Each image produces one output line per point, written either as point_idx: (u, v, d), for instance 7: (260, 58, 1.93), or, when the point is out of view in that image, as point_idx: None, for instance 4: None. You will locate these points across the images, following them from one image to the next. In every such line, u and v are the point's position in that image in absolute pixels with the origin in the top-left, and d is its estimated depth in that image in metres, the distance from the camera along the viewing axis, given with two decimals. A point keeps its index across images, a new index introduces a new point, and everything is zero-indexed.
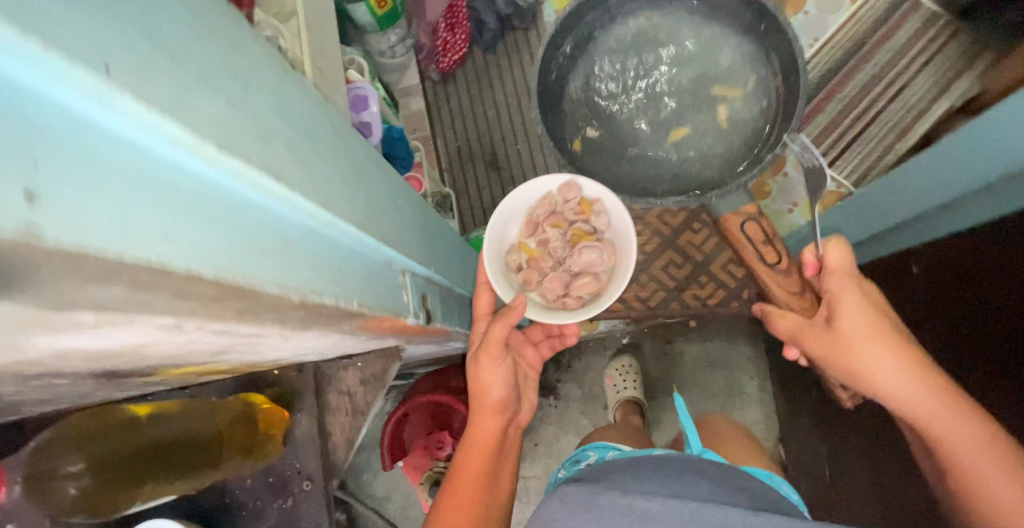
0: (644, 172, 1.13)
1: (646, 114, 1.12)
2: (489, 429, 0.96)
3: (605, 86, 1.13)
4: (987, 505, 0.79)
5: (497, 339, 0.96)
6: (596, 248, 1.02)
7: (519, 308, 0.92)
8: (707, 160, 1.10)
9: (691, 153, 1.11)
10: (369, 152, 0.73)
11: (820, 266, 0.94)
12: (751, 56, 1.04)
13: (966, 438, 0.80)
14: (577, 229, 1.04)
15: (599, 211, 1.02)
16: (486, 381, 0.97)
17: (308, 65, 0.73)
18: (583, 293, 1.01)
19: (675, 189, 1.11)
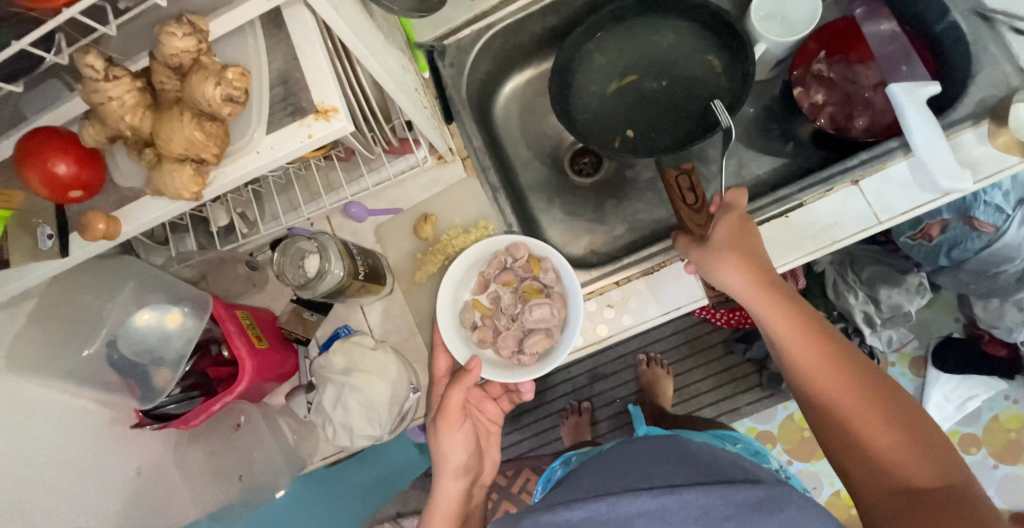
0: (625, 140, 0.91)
1: (616, 78, 0.92)
2: (453, 493, 0.74)
3: (594, 59, 0.91)
4: (867, 469, 0.57)
5: (454, 407, 0.73)
6: (546, 307, 0.76)
7: (476, 371, 0.73)
8: (683, 117, 0.90)
9: (656, 92, 0.91)
10: (356, 488, 1.02)
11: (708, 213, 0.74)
12: (706, 43, 0.88)
13: (827, 372, 0.61)
14: (528, 286, 0.79)
15: (549, 269, 0.77)
16: (441, 450, 0.74)
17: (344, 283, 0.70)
18: (542, 350, 0.76)
19: (642, 146, 0.90)
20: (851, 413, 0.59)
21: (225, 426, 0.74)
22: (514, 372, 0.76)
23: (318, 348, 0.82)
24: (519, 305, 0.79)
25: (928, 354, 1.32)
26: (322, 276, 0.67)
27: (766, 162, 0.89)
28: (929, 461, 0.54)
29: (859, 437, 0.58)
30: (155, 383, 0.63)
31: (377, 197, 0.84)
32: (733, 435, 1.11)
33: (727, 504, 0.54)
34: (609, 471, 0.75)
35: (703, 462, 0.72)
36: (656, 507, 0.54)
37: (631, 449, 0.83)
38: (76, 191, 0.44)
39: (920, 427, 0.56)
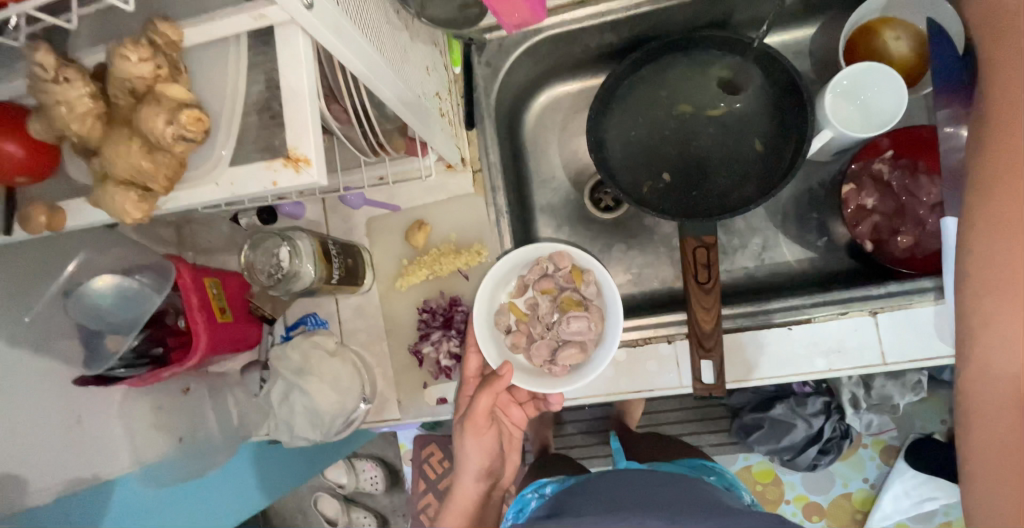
0: (660, 186, 0.83)
1: (663, 118, 0.84)
2: (472, 490, 0.75)
3: (645, 91, 0.83)
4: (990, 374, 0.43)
5: (483, 411, 0.73)
6: (582, 319, 0.73)
7: (506, 377, 0.71)
8: (731, 177, 0.81)
9: (708, 142, 0.82)
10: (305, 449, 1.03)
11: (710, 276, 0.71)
12: (769, 100, 0.80)
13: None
14: (566, 297, 0.77)
15: (590, 282, 0.74)
16: (464, 453, 0.76)
17: (326, 285, 0.69)
18: (575, 363, 0.73)
19: (679, 195, 0.81)
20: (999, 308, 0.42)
21: (173, 389, 0.75)
22: (545, 381, 0.73)
23: (284, 328, 0.81)
24: (555, 314, 0.77)
25: (903, 446, 1.29)
26: (294, 277, 0.64)
27: (793, 250, 0.84)
28: None
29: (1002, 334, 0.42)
30: (106, 348, 0.62)
31: (375, 189, 0.79)
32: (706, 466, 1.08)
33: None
34: (602, 498, 0.76)
35: (695, 494, 0.75)
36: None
37: (623, 477, 0.84)
38: (21, 176, 0.40)
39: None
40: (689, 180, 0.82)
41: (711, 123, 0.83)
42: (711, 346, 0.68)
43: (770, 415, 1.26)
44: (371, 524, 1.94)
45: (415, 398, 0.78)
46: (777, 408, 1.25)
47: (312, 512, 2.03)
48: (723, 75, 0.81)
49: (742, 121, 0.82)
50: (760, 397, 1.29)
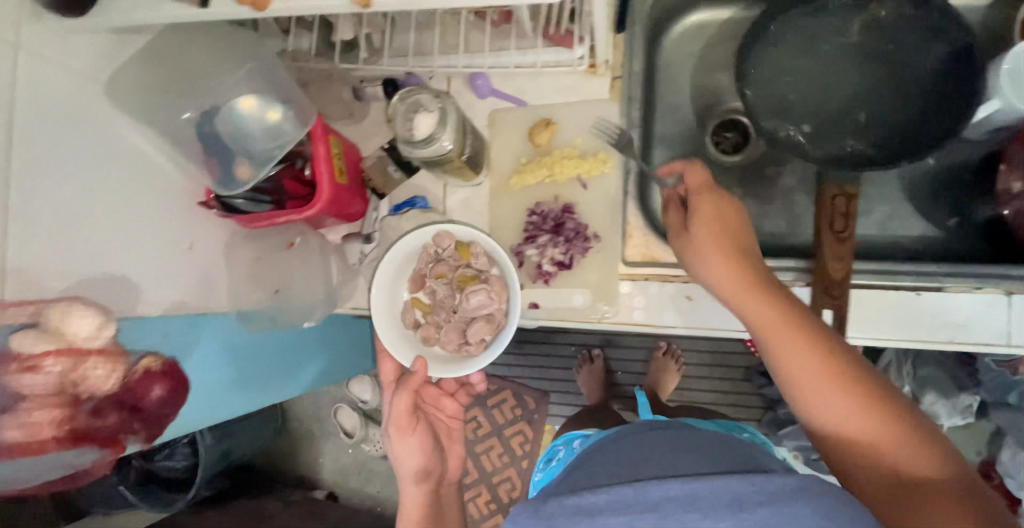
0: (796, 133, 0.79)
1: (814, 61, 0.79)
2: (416, 497, 0.72)
3: (804, 27, 0.77)
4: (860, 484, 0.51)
5: (404, 410, 0.72)
6: (481, 293, 0.71)
7: (420, 372, 0.70)
8: (874, 136, 0.77)
9: (853, 96, 0.78)
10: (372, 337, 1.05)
11: (837, 225, 0.67)
12: (937, 59, 0.72)
13: (801, 376, 0.54)
14: (461, 275, 0.74)
15: (480, 254, 0.71)
16: (394, 455, 0.74)
17: (455, 161, 0.67)
18: (487, 336, 0.71)
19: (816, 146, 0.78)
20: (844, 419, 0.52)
21: (278, 242, 0.74)
22: (457, 365, 0.71)
23: (389, 206, 0.79)
24: (455, 296, 0.74)
25: None
26: (430, 143, 0.62)
27: (918, 228, 0.80)
28: (863, 409, 0.52)
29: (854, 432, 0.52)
30: (237, 171, 0.60)
31: (507, 80, 0.76)
32: (738, 427, 1.07)
33: (763, 490, 0.43)
34: (618, 462, 0.63)
35: (718, 453, 0.61)
36: (683, 492, 0.45)
37: (627, 442, 0.69)
38: None
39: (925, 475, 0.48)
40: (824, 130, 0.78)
41: (863, 74, 0.77)
42: (838, 294, 0.66)
43: None
44: None
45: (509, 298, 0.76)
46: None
47: (329, 421, 2.06)
48: (894, 26, 0.74)
49: (898, 78, 0.76)
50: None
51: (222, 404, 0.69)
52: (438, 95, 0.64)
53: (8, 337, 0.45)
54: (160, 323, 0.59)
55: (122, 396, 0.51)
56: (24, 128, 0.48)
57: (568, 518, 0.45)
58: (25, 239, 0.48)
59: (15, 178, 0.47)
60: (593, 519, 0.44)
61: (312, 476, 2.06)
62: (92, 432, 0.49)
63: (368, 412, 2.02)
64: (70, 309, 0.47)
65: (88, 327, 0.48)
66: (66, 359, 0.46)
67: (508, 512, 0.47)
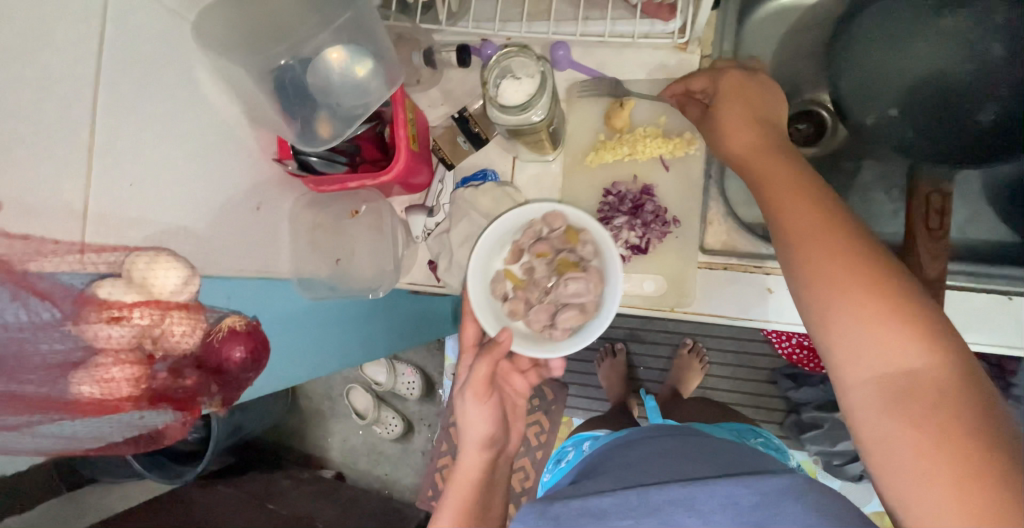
0: (881, 125, 0.76)
1: None
2: (477, 462, 0.69)
3: None
4: (876, 391, 0.41)
5: (483, 378, 0.68)
6: (579, 281, 0.67)
7: (506, 343, 0.66)
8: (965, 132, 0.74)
9: None
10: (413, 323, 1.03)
11: (932, 223, 0.64)
12: None
13: (825, 258, 0.45)
14: (563, 259, 0.70)
15: (589, 242, 0.68)
16: (466, 421, 0.70)
17: (540, 132, 0.63)
18: (578, 325, 0.68)
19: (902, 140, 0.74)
20: (858, 325, 0.42)
21: (343, 209, 0.70)
22: (544, 347, 0.67)
23: (455, 180, 0.76)
24: (553, 278, 0.71)
25: None
26: (524, 111, 0.58)
27: (996, 233, 0.77)
28: (898, 308, 0.41)
29: (869, 343, 0.42)
30: (318, 128, 0.57)
31: (588, 52, 0.72)
32: (754, 430, 1.04)
33: (756, 493, 0.47)
34: (629, 460, 0.66)
35: (721, 457, 0.64)
36: (683, 496, 0.49)
37: (636, 442, 0.71)
38: None
39: (930, 396, 0.39)
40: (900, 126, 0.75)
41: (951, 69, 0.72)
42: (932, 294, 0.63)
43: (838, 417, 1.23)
44: (397, 426, 1.91)
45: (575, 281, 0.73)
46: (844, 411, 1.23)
47: (340, 401, 2.02)
48: None
49: None
50: (826, 397, 1.27)
51: (286, 368, 0.66)
52: (532, 59, 0.60)
53: (91, 283, 0.42)
54: (233, 285, 0.57)
55: (202, 356, 0.48)
56: (113, 63, 0.44)
57: (576, 518, 0.50)
58: (107, 180, 0.45)
59: (101, 116, 0.44)
60: (601, 521, 0.50)
61: (319, 455, 2.02)
62: (170, 392, 0.46)
63: (381, 394, 1.99)
64: (155, 260, 0.44)
65: (172, 279, 0.44)
66: (151, 312, 0.43)
67: (519, 511, 0.53)
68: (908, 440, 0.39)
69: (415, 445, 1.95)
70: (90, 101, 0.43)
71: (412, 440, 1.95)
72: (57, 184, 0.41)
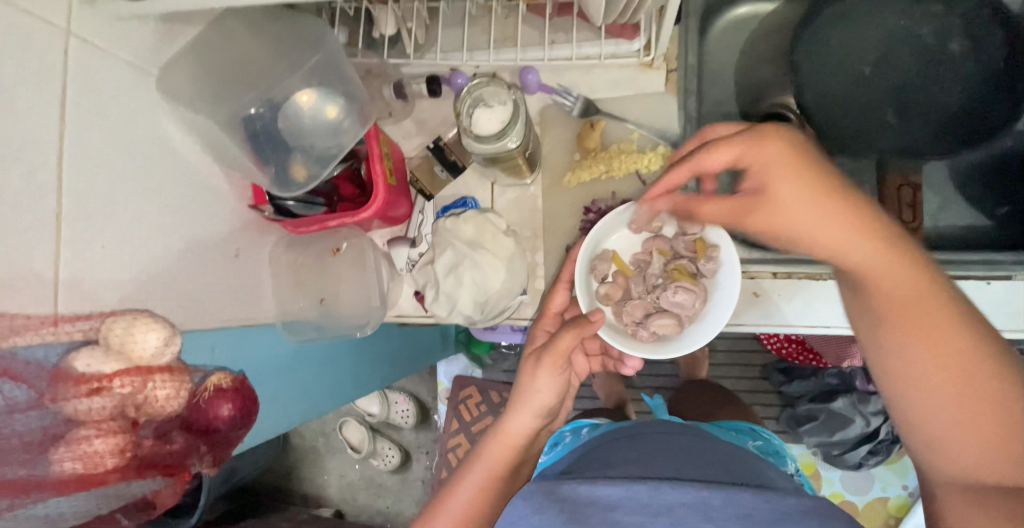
0: (845, 123, 0.78)
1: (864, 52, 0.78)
2: (525, 428, 0.68)
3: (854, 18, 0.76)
4: (929, 444, 0.47)
5: (559, 351, 0.65)
6: (688, 291, 0.66)
7: (597, 324, 0.65)
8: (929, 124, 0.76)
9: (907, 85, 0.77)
10: (404, 350, 1.01)
11: (906, 217, 0.66)
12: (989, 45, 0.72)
13: (905, 305, 0.46)
14: (679, 266, 0.69)
15: (713, 258, 0.66)
16: (530, 385, 0.67)
17: (518, 156, 0.64)
18: (670, 331, 0.67)
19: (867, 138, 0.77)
20: (928, 376, 0.46)
21: (324, 248, 0.69)
22: (627, 341, 0.68)
23: (435, 210, 0.76)
24: (661, 281, 0.71)
25: None
26: (499, 139, 0.58)
27: (969, 218, 0.79)
28: (964, 382, 0.44)
29: (926, 382, 0.46)
30: (294, 171, 0.56)
31: (558, 74, 0.73)
32: (753, 429, 0.99)
33: (774, 510, 0.49)
34: (641, 449, 0.65)
35: (732, 461, 0.65)
36: (696, 500, 0.51)
37: (645, 434, 0.70)
38: None
39: (990, 470, 0.43)
40: (872, 126, 0.77)
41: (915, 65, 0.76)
42: None
43: (830, 407, 1.24)
44: (395, 456, 1.86)
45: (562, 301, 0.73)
46: (839, 401, 1.24)
47: (335, 436, 1.97)
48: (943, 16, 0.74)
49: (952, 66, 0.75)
50: (819, 388, 1.27)
51: (266, 416, 0.65)
52: (506, 85, 0.61)
53: (65, 356, 0.40)
54: (212, 338, 0.55)
55: (189, 417, 0.46)
56: (76, 125, 0.43)
57: (586, 508, 0.50)
58: (78, 243, 0.43)
59: (66, 180, 0.42)
60: (610, 515, 0.50)
61: (317, 493, 1.97)
62: (157, 458, 0.44)
63: (376, 425, 1.94)
64: (130, 325, 0.42)
65: (151, 342, 0.43)
66: (131, 379, 0.41)
67: (522, 490, 0.54)
68: (965, 498, 0.44)
69: (415, 473, 1.90)
70: (54, 165, 0.41)
71: (411, 469, 1.91)
72: (24, 255, 0.39)
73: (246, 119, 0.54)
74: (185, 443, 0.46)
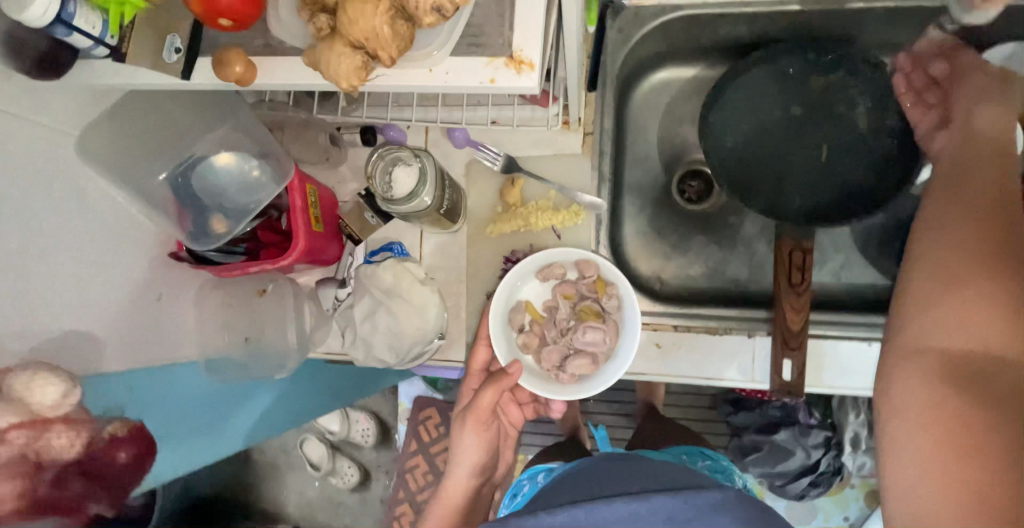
0: (754, 184, 0.83)
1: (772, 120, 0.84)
2: (461, 491, 0.74)
3: (762, 89, 0.83)
4: (916, 416, 0.48)
5: (486, 406, 0.72)
6: (595, 331, 0.71)
7: (515, 376, 0.70)
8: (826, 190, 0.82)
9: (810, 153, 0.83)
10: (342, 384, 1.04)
11: (793, 279, 0.71)
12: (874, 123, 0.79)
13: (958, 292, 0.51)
14: (586, 306, 0.75)
15: (614, 296, 0.72)
16: (461, 448, 0.74)
17: (433, 213, 0.68)
18: (586, 371, 0.71)
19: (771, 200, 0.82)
20: (966, 262, 0.52)
21: (249, 289, 0.73)
22: (552, 386, 0.72)
23: (364, 253, 0.79)
24: (573, 322, 0.75)
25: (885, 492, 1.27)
26: (409, 200, 0.62)
27: (869, 277, 0.85)
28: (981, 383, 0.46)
29: (943, 316, 0.51)
30: (211, 225, 0.60)
31: (484, 131, 0.78)
32: (700, 449, 1.04)
33: (692, 509, 0.53)
34: (578, 482, 0.68)
35: (664, 468, 0.68)
36: (628, 514, 0.53)
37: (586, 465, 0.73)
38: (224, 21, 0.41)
39: (965, 466, 0.43)
40: (778, 189, 0.83)
41: (824, 134, 0.82)
42: (795, 346, 0.69)
43: (772, 439, 1.24)
44: (354, 475, 1.85)
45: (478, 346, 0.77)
46: (782, 433, 1.23)
47: (296, 453, 1.94)
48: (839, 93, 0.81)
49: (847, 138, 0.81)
50: (763, 420, 1.25)
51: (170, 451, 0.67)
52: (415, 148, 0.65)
53: None
54: (123, 377, 0.59)
55: (86, 462, 0.49)
56: None
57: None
58: None
59: None
60: None
61: (276, 510, 1.95)
62: (53, 502, 0.47)
63: (336, 442, 1.91)
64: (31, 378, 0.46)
65: (52, 394, 0.46)
66: (29, 431, 0.44)
67: None
68: (919, 470, 0.46)
69: (373, 493, 1.90)
70: None
71: (370, 488, 1.90)
72: None
73: (162, 185, 0.60)
74: (85, 489, 0.50)
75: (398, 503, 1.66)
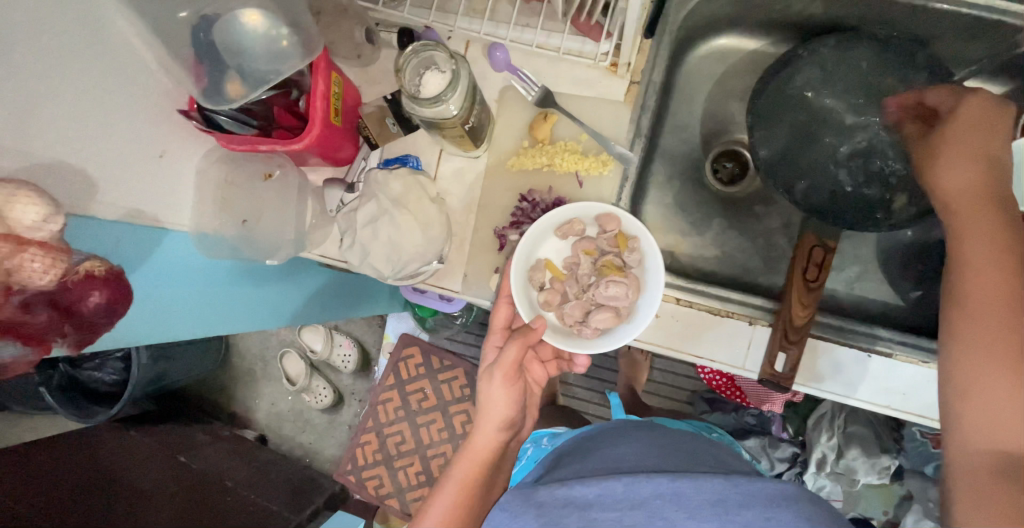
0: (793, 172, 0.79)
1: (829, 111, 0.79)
2: (489, 447, 0.72)
3: (822, 74, 0.78)
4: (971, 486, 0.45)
5: (511, 362, 0.69)
6: (619, 285, 0.68)
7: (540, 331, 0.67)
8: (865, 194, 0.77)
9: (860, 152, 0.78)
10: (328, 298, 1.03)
11: (809, 277, 0.69)
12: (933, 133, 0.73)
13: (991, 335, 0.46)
14: (607, 261, 0.71)
15: (636, 249, 0.68)
16: (486, 402, 0.72)
17: (455, 126, 0.64)
18: (608, 327, 0.68)
19: (813, 194, 0.78)
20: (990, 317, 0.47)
21: (255, 171, 0.70)
22: (574, 342, 0.69)
23: (379, 160, 0.76)
24: (594, 278, 0.71)
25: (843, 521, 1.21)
26: (434, 103, 0.58)
27: (882, 294, 0.82)
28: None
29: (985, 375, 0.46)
30: (225, 87, 0.57)
31: (526, 59, 0.73)
32: (709, 426, 1.05)
33: (741, 494, 0.54)
34: (610, 458, 0.69)
35: (697, 456, 0.69)
36: (671, 490, 0.55)
37: (621, 438, 0.74)
38: None
39: None
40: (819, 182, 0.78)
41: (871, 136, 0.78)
42: (795, 339, 0.67)
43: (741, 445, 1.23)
44: (327, 396, 1.85)
45: (477, 277, 0.75)
46: (752, 440, 1.22)
47: (274, 364, 1.95)
48: None
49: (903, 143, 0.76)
50: (736, 425, 1.25)
51: (136, 326, 0.65)
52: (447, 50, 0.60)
53: None
54: (112, 231, 0.57)
55: (57, 296, 0.47)
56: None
57: (561, 509, 0.56)
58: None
59: None
60: (588, 511, 0.55)
61: (245, 415, 1.96)
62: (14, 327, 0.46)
63: (316, 362, 1.92)
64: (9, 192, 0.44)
65: (32, 216, 0.44)
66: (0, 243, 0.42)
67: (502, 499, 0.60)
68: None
69: (343, 419, 1.89)
70: None
71: (340, 413, 1.90)
72: None
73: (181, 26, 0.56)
74: (55, 321, 0.48)
75: (365, 431, 1.66)
